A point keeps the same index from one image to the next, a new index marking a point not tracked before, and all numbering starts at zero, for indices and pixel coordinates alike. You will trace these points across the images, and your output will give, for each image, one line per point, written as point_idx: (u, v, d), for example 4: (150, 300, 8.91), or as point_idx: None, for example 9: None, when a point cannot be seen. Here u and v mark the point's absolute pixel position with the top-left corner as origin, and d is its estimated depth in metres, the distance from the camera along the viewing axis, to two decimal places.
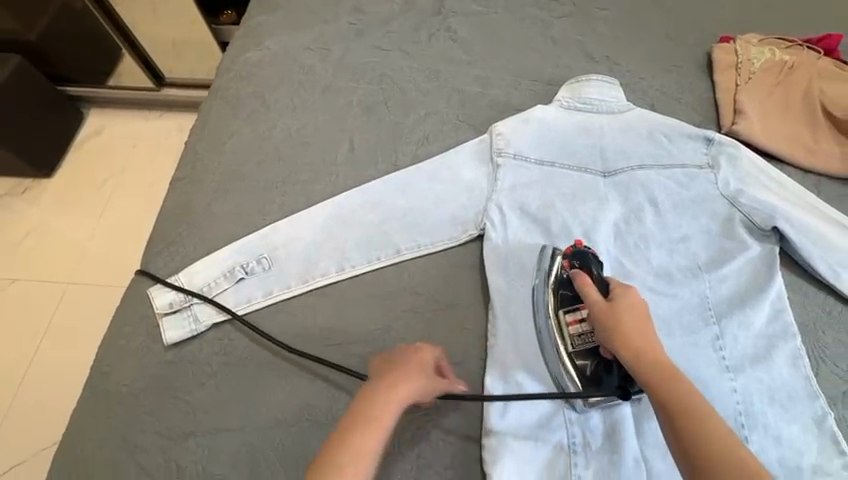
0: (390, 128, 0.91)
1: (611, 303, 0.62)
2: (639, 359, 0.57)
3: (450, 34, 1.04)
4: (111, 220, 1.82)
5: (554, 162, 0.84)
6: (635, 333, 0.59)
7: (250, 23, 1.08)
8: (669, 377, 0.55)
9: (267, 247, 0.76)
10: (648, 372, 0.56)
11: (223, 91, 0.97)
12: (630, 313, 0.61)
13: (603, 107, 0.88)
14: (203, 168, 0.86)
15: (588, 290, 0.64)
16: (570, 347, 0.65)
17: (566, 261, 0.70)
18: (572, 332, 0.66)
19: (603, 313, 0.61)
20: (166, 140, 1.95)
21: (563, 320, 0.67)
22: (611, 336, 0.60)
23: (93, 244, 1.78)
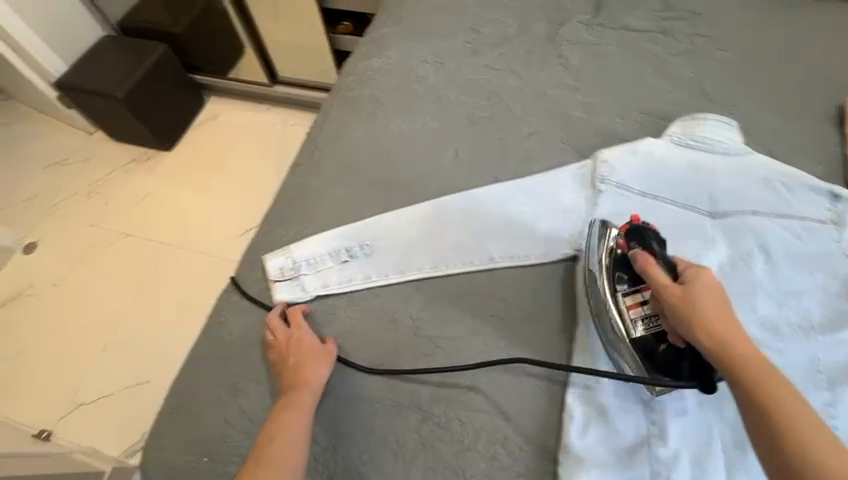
0: (494, 142, 0.95)
1: (682, 286, 0.61)
2: (721, 345, 0.56)
3: (562, 60, 1.07)
4: (215, 196, 2.03)
5: (658, 195, 0.83)
6: (717, 320, 0.57)
7: (374, 34, 1.19)
8: (750, 363, 0.54)
9: (371, 236, 0.82)
10: (728, 357, 0.55)
11: (345, 92, 1.07)
12: (707, 300, 0.59)
13: (718, 148, 0.86)
14: (321, 157, 0.96)
15: (653, 273, 0.63)
16: (633, 331, 0.66)
17: (621, 240, 0.69)
18: (635, 317, 0.66)
19: (677, 299, 0.60)
20: (271, 132, 2.16)
21: (623, 303, 0.67)
22: (690, 323, 0.58)
23: (196, 215, 1.99)
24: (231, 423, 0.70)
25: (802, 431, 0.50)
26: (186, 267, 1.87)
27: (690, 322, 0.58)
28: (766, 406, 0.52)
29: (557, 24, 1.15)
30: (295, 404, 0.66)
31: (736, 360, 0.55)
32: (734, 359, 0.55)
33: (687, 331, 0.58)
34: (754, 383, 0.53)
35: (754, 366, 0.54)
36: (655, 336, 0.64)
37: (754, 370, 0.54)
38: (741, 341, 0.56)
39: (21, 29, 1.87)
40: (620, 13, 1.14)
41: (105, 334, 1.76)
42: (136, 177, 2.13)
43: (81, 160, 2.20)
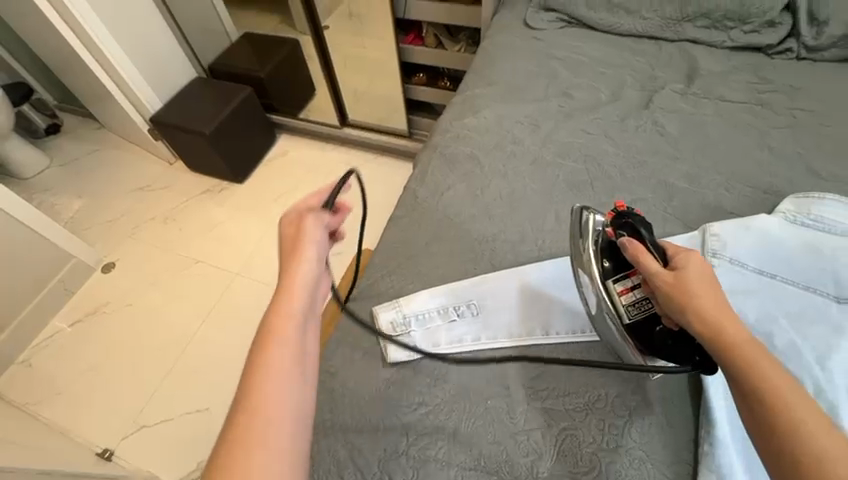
0: (594, 207, 0.96)
1: (673, 274, 0.62)
2: (714, 329, 0.56)
3: (658, 127, 1.09)
4: (282, 229, 2.11)
5: (777, 274, 0.81)
6: (706, 302, 0.58)
7: (467, 94, 1.25)
8: (741, 351, 0.54)
9: (477, 295, 0.83)
10: (720, 343, 0.55)
11: (442, 148, 1.12)
12: (699, 284, 0.60)
13: (838, 229, 0.84)
14: (422, 211, 0.99)
15: (645, 261, 0.65)
16: (627, 316, 0.69)
17: (611, 231, 0.74)
18: (625, 302, 0.69)
19: (668, 284, 0.61)
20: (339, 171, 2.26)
21: (614, 290, 0.70)
22: (679, 305, 0.59)
23: (264, 247, 2.07)
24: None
25: (793, 404, 0.49)
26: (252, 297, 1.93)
27: (681, 304, 0.59)
28: (753, 383, 0.51)
29: (650, 91, 1.18)
30: (279, 314, 0.58)
31: (719, 337, 0.56)
32: (722, 338, 0.55)
33: (675, 312, 0.60)
34: (741, 360, 0.53)
35: (745, 344, 0.54)
36: (648, 318, 0.68)
37: (748, 358, 0.53)
38: (734, 330, 0.56)
39: (130, 69, 2.03)
40: (715, 84, 1.16)
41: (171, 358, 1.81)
42: (211, 207, 2.25)
43: (161, 189, 2.35)
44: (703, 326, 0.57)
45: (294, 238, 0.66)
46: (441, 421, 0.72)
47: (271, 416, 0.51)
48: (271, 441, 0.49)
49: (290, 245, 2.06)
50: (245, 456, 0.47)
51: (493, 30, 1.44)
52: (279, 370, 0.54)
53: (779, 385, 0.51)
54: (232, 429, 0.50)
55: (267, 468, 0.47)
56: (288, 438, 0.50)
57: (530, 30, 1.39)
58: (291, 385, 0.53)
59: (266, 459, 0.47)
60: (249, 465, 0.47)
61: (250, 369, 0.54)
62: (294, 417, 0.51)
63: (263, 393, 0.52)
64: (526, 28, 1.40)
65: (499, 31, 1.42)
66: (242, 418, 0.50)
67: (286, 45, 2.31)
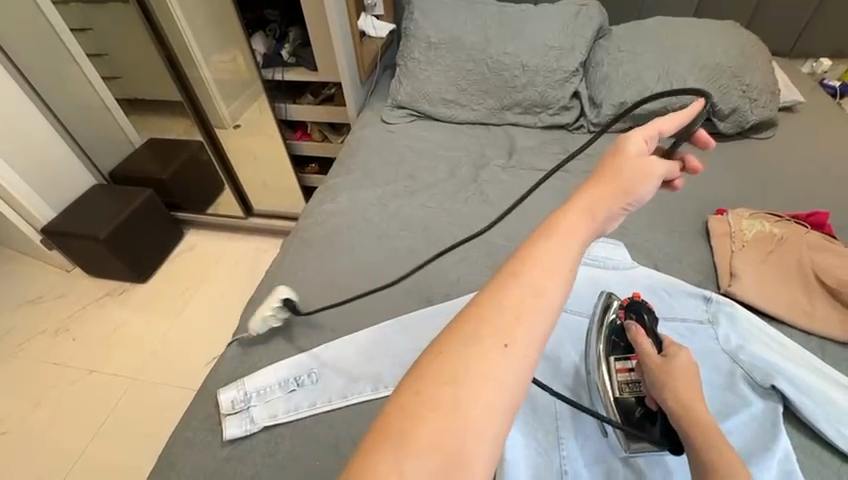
0: (429, 269, 1.11)
1: (662, 358, 0.72)
2: (684, 404, 0.65)
3: (484, 196, 1.31)
4: (185, 326, 2.07)
5: (566, 307, 0.98)
6: (684, 388, 0.66)
7: (331, 181, 1.42)
8: (699, 422, 0.63)
9: (316, 365, 0.92)
10: (689, 418, 0.63)
11: (303, 232, 1.25)
12: (681, 369, 0.68)
13: (609, 265, 1.04)
14: (278, 291, 1.09)
15: (640, 341, 0.75)
16: (618, 391, 0.77)
17: (621, 312, 0.86)
18: (621, 379, 0.78)
19: (656, 365, 0.71)
20: (229, 262, 2.30)
21: (614, 366, 0.80)
22: (663, 387, 0.68)
23: (135, 354, 1.98)
24: None
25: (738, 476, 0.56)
26: (141, 403, 1.82)
27: (662, 382, 0.69)
28: (706, 448, 0.60)
29: (479, 168, 1.41)
30: (558, 233, 0.50)
31: (688, 415, 0.64)
32: (691, 417, 0.63)
33: (658, 389, 0.69)
34: (701, 434, 0.61)
35: (705, 423, 0.63)
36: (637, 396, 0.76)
37: (705, 431, 0.62)
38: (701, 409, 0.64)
39: (20, 187, 1.99)
40: (529, 157, 1.43)
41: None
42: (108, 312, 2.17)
43: (53, 298, 2.25)
44: (677, 404, 0.65)
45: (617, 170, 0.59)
46: None
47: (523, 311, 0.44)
48: (523, 336, 0.43)
49: (164, 347, 1.99)
50: (460, 368, 0.40)
51: (357, 127, 1.67)
52: (538, 284, 0.46)
53: (726, 460, 0.58)
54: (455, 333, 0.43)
55: (504, 366, 0.41)
56: (518, 369, 0.42)
57: (387, 124, 1.64)
58: (514, 353, 0.42)
59: (495, 373, 0.40)
60: (492, 354, 0.41)
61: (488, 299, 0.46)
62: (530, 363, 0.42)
63: (518, 292, 0.45)
64: (383, 123, 1.65)
65: (362, 127, 1.66)
66: (462, 331, 0.43)
67: (187, 146, 2.39)
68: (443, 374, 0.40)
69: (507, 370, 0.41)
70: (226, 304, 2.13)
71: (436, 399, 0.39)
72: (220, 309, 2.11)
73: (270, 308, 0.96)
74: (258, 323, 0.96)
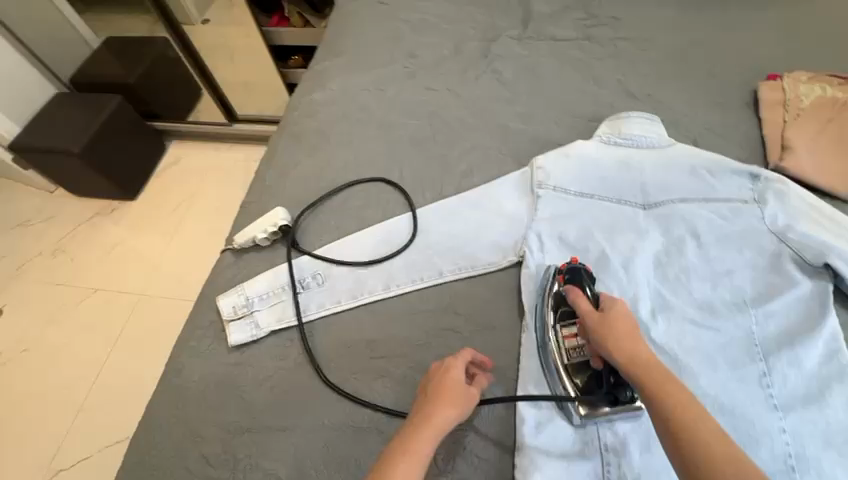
0: (437, 160, 0.98)
1: (601, 314, 0.65)
2: (631, 360, 0.58)
3: (496, 75, 1.12)
4: (181, 242, 1.95)
5: (593, 194, 0.87)
6: (627, 340, 0.60)
7: (317, 67, 1.22)
8: (652, 375, 0.56)
9: (323, 266, 0.85)
10: (637, 375, 0.57)
11: (291, 126, 1.09)
12: (619, 321, 0.63)
13: (644, 144, 0.91)
14: (270, 193, 0.98)
15: (578, 302, 0.67)
16: (567, 359, 0.70)
17: (560, 277, 0.75)
18: (569, 346, 0.70)
19: (595, 323, 0.64)
20: (219, 173, 2.09)
21: (561, 334, 0.72)
22: (604, 343, 0.62)
23: (129, 272, 1.90)
24: (191, 470, 0.70)
25: (693, 420, 0.52)
26: (143, 319, 1.77)
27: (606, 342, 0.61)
28: (663, 406, 0.54)
29: (488, 41, 1.20)
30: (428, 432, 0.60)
31: (636, 366, 0.58)
32: (639, 366, 0.57)
33: (598, 345, 0.62)
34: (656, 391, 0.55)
35: (652, 374, 0.56)
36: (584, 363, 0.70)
37: (663, 385, 0.55)
38: (648, 361, 0.58)
39: None
40: (547, 26, 1.20)
41: (65, 402, 1.64)
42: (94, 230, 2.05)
43: (37, 220, 2.13)
44: (623, 357, 0.59)
45: (443, 379, 0.65)
46: (284, 392, 0.74)
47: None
48: None
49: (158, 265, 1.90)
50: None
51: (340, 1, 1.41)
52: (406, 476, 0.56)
53: (680, 403, 0.53)
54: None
55: None
56: None
57: None
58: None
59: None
60: None
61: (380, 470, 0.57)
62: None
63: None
64: None
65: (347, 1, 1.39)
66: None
67: (153, 44, 2.07)
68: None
69: None
70: (221, 218, 1.98)
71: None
72: (209, 222, 1.98)
73: (266, 231, 0.86)
74: (248, 241, 0.87)
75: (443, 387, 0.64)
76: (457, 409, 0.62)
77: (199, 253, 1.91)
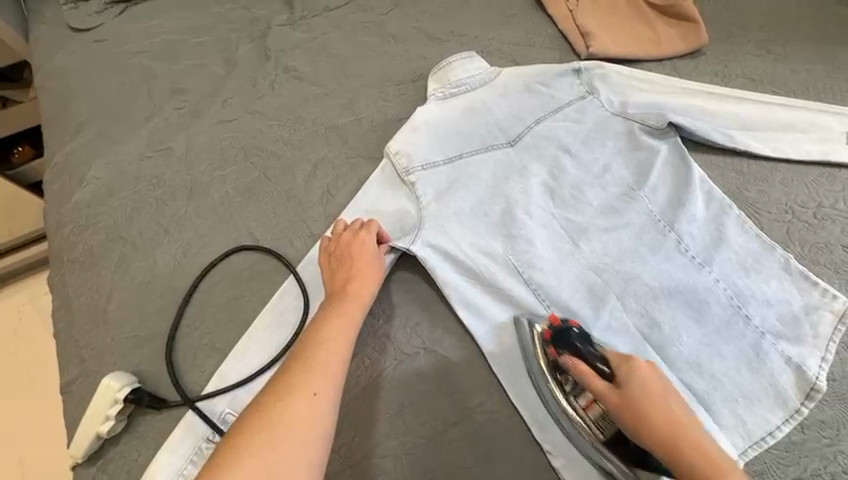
0: (285, 200, 0.80)
1: (620, 391, 0.56)
2: (663, 445, 0.53)
3: (292, 73, 0.95)
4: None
5: (460, 154, 0.81)
6: (658, 419, 0.54)
7: (57, 159, 0.88)
8: (681, 440, 0.53)
9: (227, 400, 0.64)
10: (670, 449, 0.53)
11: (68, 253, 0.78)
12: (643, 398, 0.55)
13: (475, 83, 0.87)
14: (93, 353, 0.69)
15: (587, 378, 0.58)
16: (596, 428, 0.61)
17: (551, 349, 0.64)
18: (591, 414, 0.62)
19: (619, 408, 0.56)
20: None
21: (577, 402, 0.63)
22: (627, 419, 0.55)
23: None
24: None
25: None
26: None
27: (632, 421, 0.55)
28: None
29: (260, 38, 1.00)
30: (350, 285, 0.65)
31: (669, 444, 0.53)
32: (676, 446, 0.53)
33: (594, 386, 0.58)
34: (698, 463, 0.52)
35: (693, 451, 0.53)
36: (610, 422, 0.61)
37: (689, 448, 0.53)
38: (688, 435, 0.54)
39: None
40: None
41: None
42: None
43: None
44: (656, 440, 0.54)
45: (348, 247, 0.69)
46: None
47: (317, 353, 0.57)
48: (320, 384, 0.55)
49: None
50: (291, 400, 0.53)
51: (39, 59, 1.02)
52: (329, 328, 0.60)
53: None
54: (277, 382, 0.55)
55: (313, 412, 0.53)
56: (327, 384, 0.55)
57: (84, 33, 1.01)
58: (329, 361, 0.57)
59: (314, 402, 0.53)
60: (299, 403, 0.53)
61: (311, 333, 0.59)
62: (337, 377, 0.56)
63: (318, 341, 0.58)
64: (77, 32, 1.02)
65: (46, 55, 1.01)
66: (290, 371, 0.55)
67: None
68: (285, 398, 0.53)
69: (312, 412, 0.53)
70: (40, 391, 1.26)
71: (281, 412, 0.52)
72: (31, 388, 1.27)
73: (109, 418, 0.62)
74: (92, 444, 0.62)
75: (354, 241, 0.69)
76: (373, 275, 0.67)
77: (50, 427, 1.23)
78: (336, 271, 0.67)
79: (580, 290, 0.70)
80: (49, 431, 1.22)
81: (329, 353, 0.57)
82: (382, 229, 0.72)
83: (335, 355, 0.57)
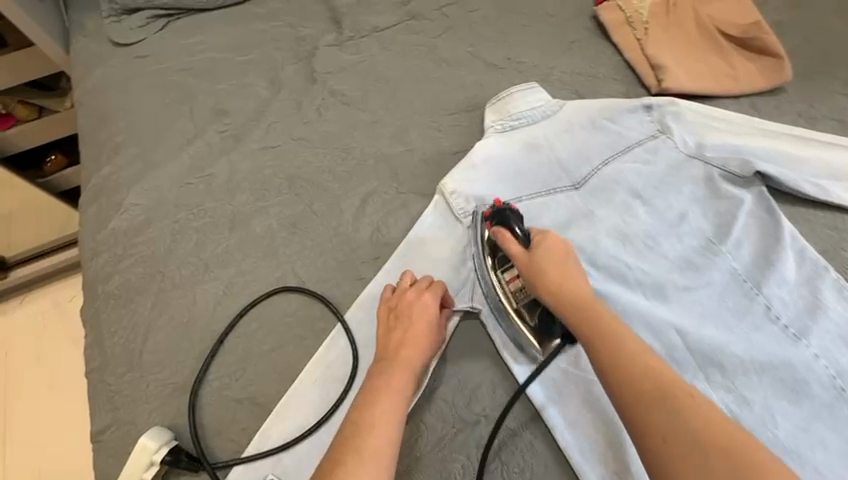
0: (332, 237, 0.75)
1: (530, 253, 0.61)
2: (562, 301, 0.56)
3: (339, 97, 0.90)
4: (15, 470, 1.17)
5: (521, 196, 0.75)
6: (555, 276, 0.58)
7: (94, 181, 0.85)
8: (583, 300, 0.56)
9: (270, 463, 0.59)
10: (573, 309, 0.55)
11: (102, 284, 0.74)
12: (547, 260, 0.60)
13: (537, 116, 0.81)
14: (126, 400, 0.65)
15: (507, 243, 0.63)
16: (515, 302, 0.65)
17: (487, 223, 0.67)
18: (513, 289, 0.65)
19: (526, 268, 0.60)
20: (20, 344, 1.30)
21: (503, 279, 0.66)
22: (532, 278, 0.60)
23: None
24: None
25: (643, 366, 0.49)
26: None
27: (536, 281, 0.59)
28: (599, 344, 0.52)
29: (306, 58, 0.95)
30: (408, 353, 0.60)
31: (569, 303, 0.56)
32: (574, 304, 0.56)
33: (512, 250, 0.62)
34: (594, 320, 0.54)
35: (595, 313, 0.54)
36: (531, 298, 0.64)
37: (590, 311, 0.55)
38: (592, 303, 0.56)
39: None
40: (362, 14, 0.98)
41: None
42: None
43: None
44: (557, 296, 0.57)
45: (409, 306, 0.63)
46: None
47: (368, 436, 0.52)
48: (369, 477, 0.49)
49: None
50: None
51: (78, 73, 0.99)
52: (384, 408, 0.54)
53: (630, 358, 0.50)
54: (325, 469, 0.50)
55: None
56: (377, 476, 0.50)
57: (125, 48, 0.98)
58: (381, 448, 0.51)
59: None
60: None
61: (363, 410, 0.54)
62: (388, 467, 0.51)
63: (370, 420, 0.53)
64: (118, 46, 0.98)
65: (85, 69, 0.98)
66: (340, 457, 0.51)
67: None
68: None
69: None
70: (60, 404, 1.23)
71: None
72: (53, 400, 1.23)
73: None
74: None
75: (416, 300, 0.64)
76: (431, 342, 0.62)
77: (69, 443, 1.19)
78: (393, 330, 0.62)
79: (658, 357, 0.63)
80: (70, 446, 1.19)
81: (383, 437, 0.52)
82: (447, 291, 0.67)
83: (388, 439, 0.52)
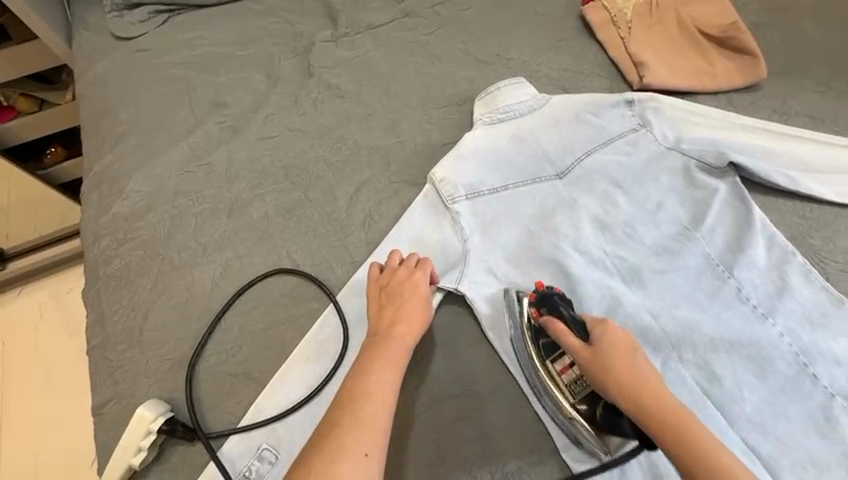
0: (326, 224, 0.78)
1: (591, 347, 0.60)
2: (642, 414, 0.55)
3: (334, 91, 0.93)
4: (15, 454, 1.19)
5: (507, 184, 0.78)
6: (624, 375, 0.57)
7: (97, 169, 0.88)
8: (654, 395, 0.55)
9: (264, 433, 0.62)
10: (651, 419, 0.54)
11: (104, 267, 0.77)
12: (612, 355, 0.58)
13: (524, 109, 0.84)
14: (127, 376, 0.68)
15: (561, 334, 0.61)
16: (571, 397, 0.63)
17: (533, 310, 0.66)
18: (567, 381, 0.63)
19: (591, 367, 0.59)
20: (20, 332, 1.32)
21: (554, 370, 0.64)
22: (600, 381, 0.58)
23: None
24: None
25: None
26: None
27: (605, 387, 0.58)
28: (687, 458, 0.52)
29: (303, 53, 0.98)
30: (399, 330, 0.63)
31: (648, 410, 0.55)
32: (649, 408, 0.55)
33: (572, 350, 0.60)
34: (680, 438, 0.53)
35: (674, 416, 0.54)
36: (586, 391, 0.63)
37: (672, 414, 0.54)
38: (665, 401, 0.55)
39: None
40: (357, 11, 1.02)
41: None
42: None
43: None
44: (630, 400, 0.56)
45: (400, 286, 0.67)
46: None
47: (365, 408, 0.56)
48: (368, 444, 0.54)
49: None
50: (340, 460, 0.53)
51: (81, 66, 1.02)
52: (378, 381, 0.58)
53: (710, 462, 0.52)
54: (324, 437, 0.55)
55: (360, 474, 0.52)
56: (374, 443, 0.54)
57: (127, 41, 1.01)
58: (376, 418, 0.56)
59: (364, 463, 0.53)
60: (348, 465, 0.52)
61: (357, 382, 0.58)
62: (384, 434, 0.55)
63: (366, 393, 0.57)
64: (120, 40, 1.01)
65: (88, 62, 1.01)
66: (338, 425, 0.55)
67: None
68: (335, 459, 0.52)
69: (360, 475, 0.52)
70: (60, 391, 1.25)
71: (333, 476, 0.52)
72: (53, 386, 1.26)
73: (142, 449, 0.60)
74: (124, 474, 0.60)
75: (408, 281, 0.67)
76: (421, 318, 0.65)
77: (68, 428, 1.22)
78: (384, 308, 0.65)
79: (634, 335, 0.66)
80: (69, 431, 1.21)
81: (378, 408, 0.56)
82: (434, 270, 0.70)
83: (382, 410, 0.56)
